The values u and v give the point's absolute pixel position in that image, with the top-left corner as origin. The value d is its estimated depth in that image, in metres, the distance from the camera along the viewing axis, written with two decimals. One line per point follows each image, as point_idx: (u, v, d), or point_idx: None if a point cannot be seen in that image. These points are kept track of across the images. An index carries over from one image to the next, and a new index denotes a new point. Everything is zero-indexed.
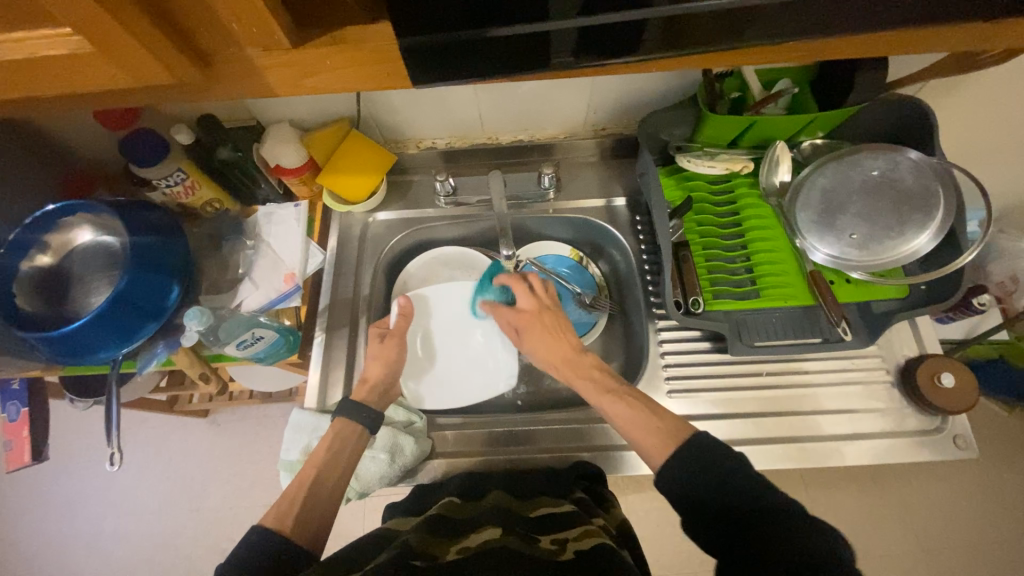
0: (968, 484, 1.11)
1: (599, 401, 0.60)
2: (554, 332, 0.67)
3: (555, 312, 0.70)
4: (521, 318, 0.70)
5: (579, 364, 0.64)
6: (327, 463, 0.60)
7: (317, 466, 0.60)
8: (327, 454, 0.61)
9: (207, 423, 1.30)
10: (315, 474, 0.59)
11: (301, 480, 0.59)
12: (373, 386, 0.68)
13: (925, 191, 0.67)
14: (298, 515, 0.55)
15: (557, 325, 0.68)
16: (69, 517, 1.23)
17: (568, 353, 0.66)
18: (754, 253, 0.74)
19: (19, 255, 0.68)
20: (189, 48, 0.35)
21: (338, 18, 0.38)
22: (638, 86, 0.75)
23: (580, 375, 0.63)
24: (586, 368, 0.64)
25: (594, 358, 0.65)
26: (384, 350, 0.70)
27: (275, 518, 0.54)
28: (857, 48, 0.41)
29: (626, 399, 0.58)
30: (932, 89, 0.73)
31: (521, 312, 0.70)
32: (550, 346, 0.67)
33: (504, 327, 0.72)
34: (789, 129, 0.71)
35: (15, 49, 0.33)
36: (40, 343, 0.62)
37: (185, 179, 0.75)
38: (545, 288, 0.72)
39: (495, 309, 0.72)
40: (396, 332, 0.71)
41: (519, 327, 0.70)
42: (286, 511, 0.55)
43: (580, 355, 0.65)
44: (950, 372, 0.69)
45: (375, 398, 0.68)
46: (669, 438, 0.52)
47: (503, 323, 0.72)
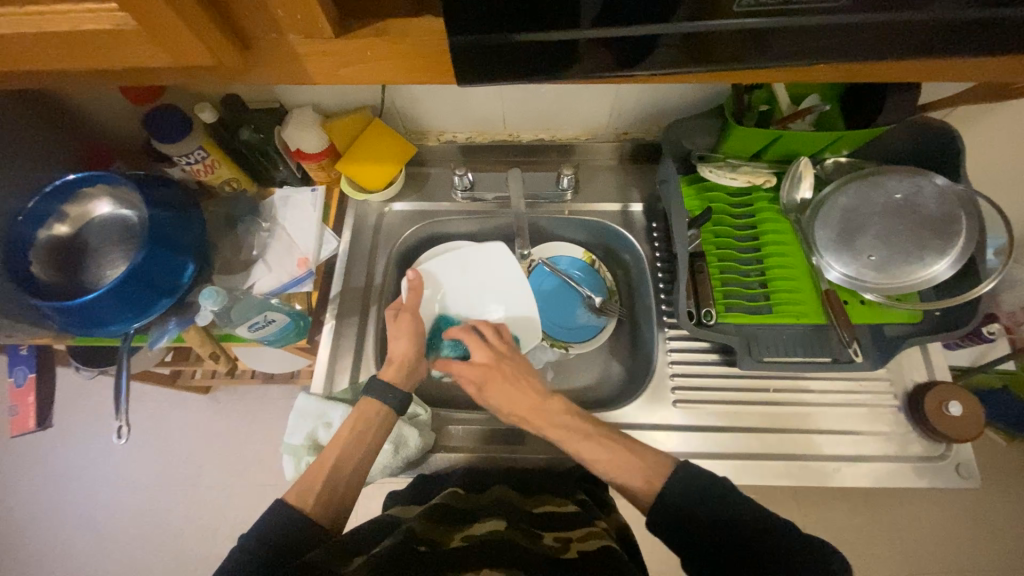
0: (963, 511, 1.11)
1: (576, 446, 0.57)
2: (517, 383, 0.60)
3: (517, 358, 0.63)
4: (479, 371, 0.60)
5: (547, 412, 0.59)
6: (342, 448, 0.60)
7: (338, 450, 0.60)
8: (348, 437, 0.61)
9: (208, 399, 1.31)
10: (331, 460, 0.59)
11: (322, 465, 0.59)
12: (399, 365, 0.66)
13: (946, 217, 0.67)
14: (318, 492, 0.56)
15: (521, 373, 0.61)
16: (67, 483, 1.24)
17: (534, 401, 0.59)
18: (768, 268, 0.74)
19: (37, 223, 0.68)
20: (231, 31, 0.35)
21: (379, 9, 0.38)
22: (664, 93, 0.75)
23: (550, 422, 0.58)
24: (558, 416, 0.58)
25: (563, 401, 0.60)
26: (400, 325, 0.68)
27: (295, 497, 0.55)
28: (887, 72, 0.41)
29: (614, 445, 0.56)
30: (961, 114, 0.73)
31: (476, 365, 0.61)
32: (513, 399, 0.60)
33: (460, 385, 0.62)
34: (814, 145, 0.70)
35: (58, 21, 0.33)
36: (54, 313, 0.63)
37: (205, 157, 0.75)
38: (495, 334, 0.64)
39: (447, 368, 0.60)
40: (408, 307, 0.69)
41: (476, 381, 0.61)
42: (308, 489, 0.56)
43: (546, 402, 0.59)
44: (958, 401, 0.69)
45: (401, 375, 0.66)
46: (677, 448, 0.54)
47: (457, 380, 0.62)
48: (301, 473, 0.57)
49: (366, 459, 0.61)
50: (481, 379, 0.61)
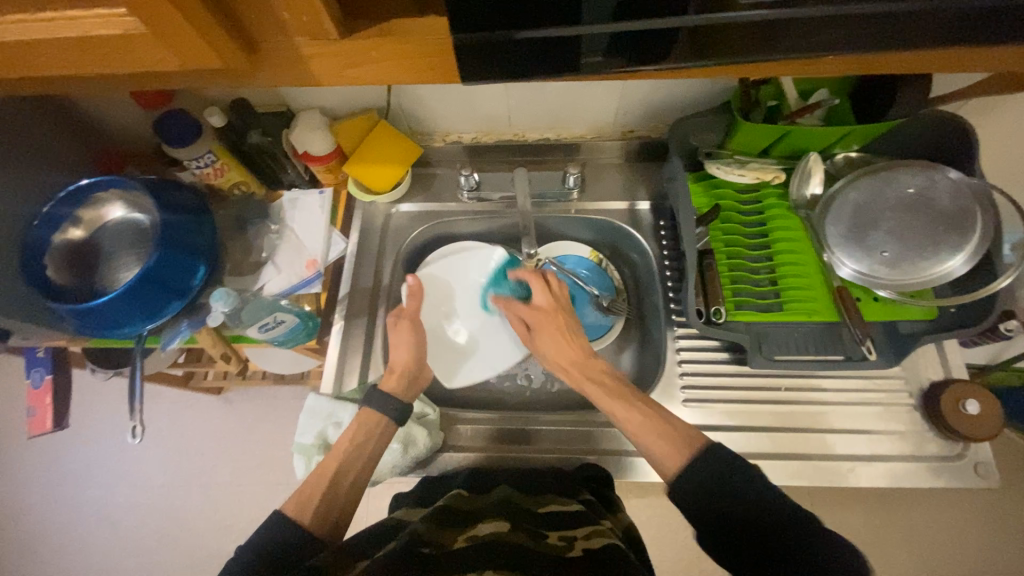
0: (982, 512, 1.09)
1: (609, 406, 0.59)
2: (567, 336, 0.66)
3: (571, 316, 0.69)
4: (535, 313, 0.69)
5: (588, 368, 0.63)
6: (350, 453, 0.61)
7: (341, 455, 0.61)
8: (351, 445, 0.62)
9: (220, 400, 1.33)
10: (337, 466, 0.60)
11: (324, 471, 0.60)
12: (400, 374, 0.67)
13: (961, 211, 0.65)
14: (321, 500, 0.57)
15: (570, 328, 0.67)
16: (84, 483, 1.26)
17: (578, 356, 0.65)
18: (779, 265, 0.73)
19: (53, 227, 0.69)
20: (236, 33, 0.35)
21: (383, 10, 0.38)
22: (670, 89, 0.74)
23: (591, 378, 0.62)
24: (597, 372, 0.63)
25: (603, 364, 0.64)
26: (400, 332, 0.69)
27: (297, 507, 0.56)
28: (898, 63, 0.40)
29: (642, 408, 0.57)
30: (976, 106, 0.71)
31: (539, 309, 0.69)
32: (560, 349, 0.66)
33: (512, 323, 0.71)
34: (824, 140, 0.69)
35: (70, 27, 0.34)
36: (69, 315, 0.64)
37: (214, 161, 0.76)
38: (560, 288, 0.71)
39: (506, 305, 0.71)
40: (408, 312, 0.70)
41: (532, 324, 0.69)
42: (306, 501, 0.56)
43: (590, 359, 0.64)
44: (976, 399, 0.67)
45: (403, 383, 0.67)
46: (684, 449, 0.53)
47: (513, 317, 0.71)
48: (302, 483, 0.58)
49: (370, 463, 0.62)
50: (535, 321, 0.69)
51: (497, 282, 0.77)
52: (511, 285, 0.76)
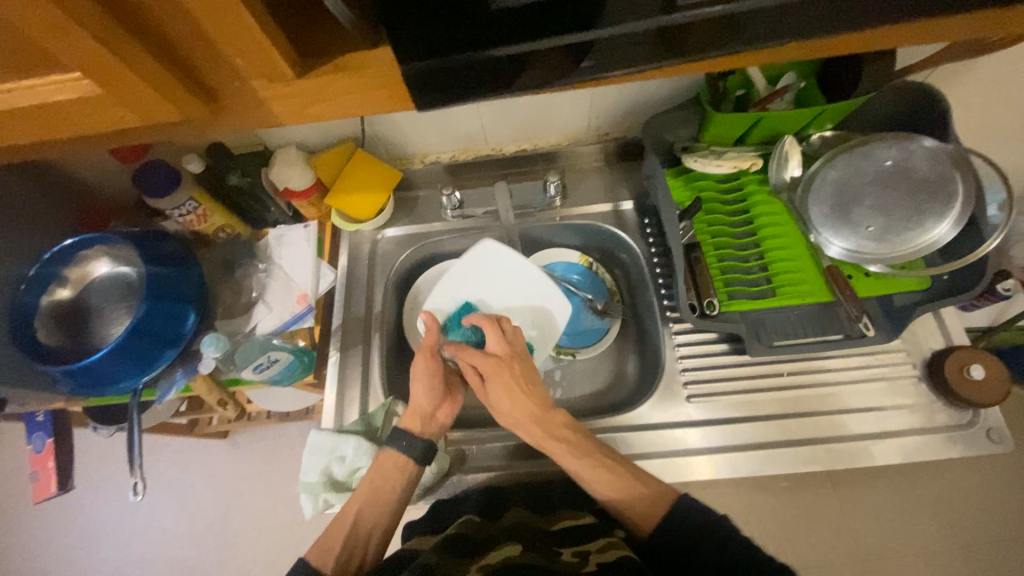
0: (1003, 474, 1.07)
1: (573, 464, 0.59)
2: (521, 385, 0.62)
3: (523, 360, 0.64)
4: (489, 363, 0.62)
5: (548, 423, 0.62)
6: (362, 501, 0.61)
7: (359, 500, 0.61)
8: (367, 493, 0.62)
9: (227, 444, 1.31)
10: (353, 514, 0.61)
11: (344, 515, 0.61)
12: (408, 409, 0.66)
13: (941, 178, 0.65)
14: (341, 548, 0.58)
15: (526, 377, 0.63)
16: (97, 543, 1.24)
17: (534, 410, 0.62)
18: (767, 251, 0.73)
19: (40, 290, 0.69)
20: (194, 85, 0.36)
21: (338, 44, 0.39)
22: (640, 89, 0.75)
23: (551, 433, 0.61)
24: (559, 427, 0.62)
25: (564, 415, 0.63)
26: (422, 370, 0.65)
27: (317, 555, 0.58)
28: (866, 41, 0.40)
29: (608, 463, 0.59)
30: (941, 74, 0.72)
31: (490, 357, 0.62)
32: (516, 401, 0.62)
33: (465, 371, 0.64)
34: (796, 123, 0.70)
35: (27, 96, 0.34)
36: (62, 377, 0.63)
37: (196, 207, 0.76)
38: (514, 333, 0.65)
39: (459, 353, 0.62)
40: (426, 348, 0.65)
41: (484, 372, 0.63)
42: (327, 550, 0.58)
43: (547, 412, 0.62)
44: (979, 364, 0.67)
45: (418, 422, 0.65)
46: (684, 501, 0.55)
47: (465, 365, 0.63)
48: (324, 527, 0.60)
49: (383, 508, 0.61)
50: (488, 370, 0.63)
51: (452, 328, 0.72)
52: (466, 331, 0.71)
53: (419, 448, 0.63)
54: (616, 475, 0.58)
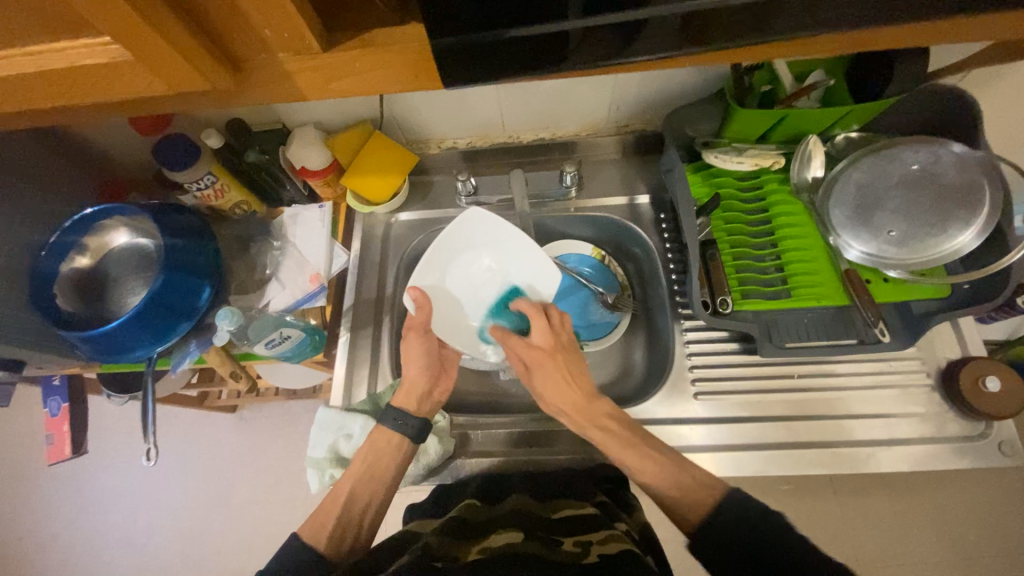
0: (1010, 491, 1.06)
1: (620, 454, 0.59)
2: (568, 375, 0.63)
3: (568, 352, 0.65)
4: (535, 353, 0.64)
5: (592, 411, 0.62)
6: (360, 477, 0.62)
7: (353, 479, 0.62)
8: (361, 466, 0.62)
9: (235, 418, 1.34)
10: (350, 488, 0.61)
11: (338, 493, 0.61)
12: (411, 388, 0.66)
13: (968, 185, 0.64)
14: (336, 525, 0.57)
15: (571, 367, 0.63)
16: (107, 507, 1.28)
17: (577, 400, 0.62)
18: (784, 251, 0.72)
19: (60, 256, 0.70)
20: (220, 54, 0.36)
21: (363, 20, 0.38)
22: (663, 80, 0.73)
23: (595, 423, 0.61)
24: (603, 416, 0.62)
25: (608, 404, 0.63)
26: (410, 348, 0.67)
27: (311, 531, 0.56)
28: (903, 35, 0.39)
29: (654, 455, 0.58)
30: (975, 77, 0.70)
31: (534, 348, 0.64)
32: (561, 391, 0.63)
33: (512, 360, 0.67)
34: (822, 122, 0.68)
35: (58, 59, 0.34)
36: (80, 342, 0.65)
37: (215, 182, 0.77)
38: (561, 324, 0.67)
39: (504, 340, 0.66)
40: (418, 326, 0.67)
41: (530, 361, 0.65)
42: (320, 527, 0.57)
43: (592, 402, 0.62)
44: (996, 376, 0.65)
45: (413, 401, 0.66)
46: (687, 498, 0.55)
47: (512, 355, 0.66)
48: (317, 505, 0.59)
49: (385, 487, 0.62)
50: (533, 360, 0.65)
51: (497, 314, 0.75)
52: (514, 317, 0.74)
53: (420, 426, 0.63)
54: (620, 469, 0.58)
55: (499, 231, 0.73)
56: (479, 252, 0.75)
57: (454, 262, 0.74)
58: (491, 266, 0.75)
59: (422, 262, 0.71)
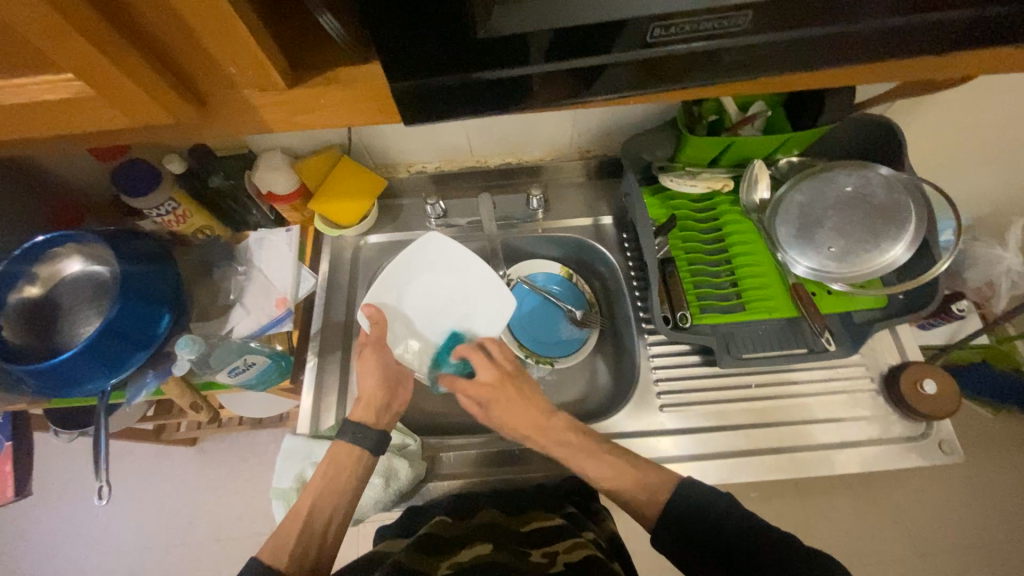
0: (957, 486, 1.13)
1: (583, 464, 0.61)
2: (522, 398, 0.65)
3: (521, 378, 0.67)
4: (484, 390, 0.65)
5: (551, 429, 0.63)
6: (322, 492, 0.60)
7: (314, 495, 0.60)
8: (321, 481, 0.61)
9: (195, 451, 1.28)
10: (311, 504, 0.59)
11: (298, 513, 0.59)
12: (367, 403, 0.66)
13: (896, 204, 0.70)
14: (297, 541, 0.56)
15: (523, 393, 0.65)
16: (49, 555, 1.19)
17: (537, 418, 0.63)
18: (737, 268, 0.76)
19: (7, 286, 0.67)
20: (185, 89, 0.36)
21: (329, 57, 0.40)
22: (621, 109, 0.78)
23: (555, 439, 0.62)
24: (562, 431, 0.63)
25: (566, 419, 0.64)
26: (365, 363, 0.69)
27: (272, 555, 0.55)
28: (818, 79, 0.44)
29: (612, 462, 0.60)
30: (899, 108, 0.77)
31: (483, 384, 0.65)
32: (518, 416, 0.64)
33: (463, 401, 0.66)
34: (766, 148, 0.73)
35: (15, 93, 0.34)
36: (26, 376, 0.62)
37: (176, 208, 0.76)
38: (502, 353, 0.69)
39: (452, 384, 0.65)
40: (371, 341, 0.70)
41: (483, 401, 0.66)
42: (281, 548, 0.56)
43: (550, 419, 0.63)
44: (932, 379, 0.71)
45: (372, 414, 0.66)
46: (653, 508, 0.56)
47: (461, 395, 0.66)
48: (276, 526, 0.57)
49: (350, 502, 0.61)
50: (485, 397, 0.65)
51: (441, 361, 0.75)
52: (454, 364, 0.74)
53: (375, 440, 0.63)
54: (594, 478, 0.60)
55: (458, 258, 0.76)
56: (437, 277, 0.76)
57: (410, 283, 0.76)
58: (449, 293, 0.76)
59: (382, 280, 0.74)
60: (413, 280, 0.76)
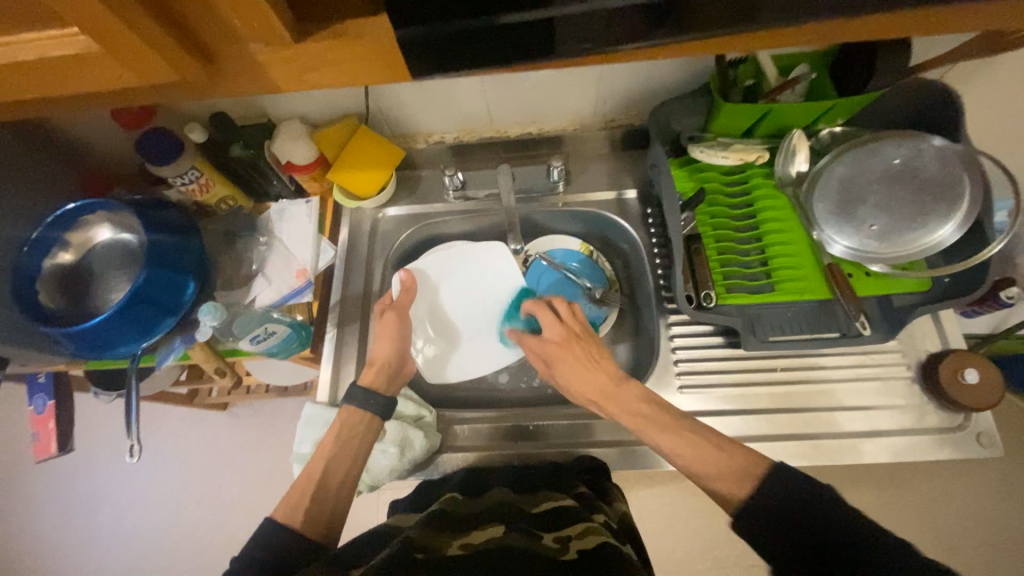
0: (994, 482, 1.08)
1: (655, 437, 0.58)
2: (587, 363, 0.63)
3: (589, 340, 0.65)
4: (549, 347, 0.66)
5: (621, 396, 0.61)
6: (337, 456, 0.61)
7: (329, 459, 0.61)
8: (333, 445, 0.62)
9: (226, 416, 1.33)
10: (323, 468, 0.60)
11: (311, 475, 0.59)
12: (380, 367, 0.68)
13: (948, 179, 0.64)
14: (311, 504, 0.56)
15: (591, 356, 0.64)
16: (96, 506, 1.27)
17: (607, 385, 0.62)
18: (768, 246, 0.72)
19: (42, 252, 0.69)
20: (192, 45, 0.36)
21: (336, 10, 0.38)
22: (650, 74, 0.73)
23: (626, 408, 0.60)
24: (633, 402, 0.60)
25: (639, 387, 0.62)
26: (385, 327, 0.70)
27: (289, 511, 0.56)
28: (873, 29, 0.40)
29: (692, 437, 0.56)
30: (958, 72, 0.70)
31: (549, 343, 0.65)
32: (586, 378, 0.63)
33: (529, 356, 0.69)
34: (806, 117, 0.68)
35: (26, 50, 0.34)
36: (63, 338, 0.64)
37: (200, 176, 0.76)
38: (571, 314, 0.67)
39: (520, 338, 0.70)
40: (395, 307, 0.71)
41: (548, 359, 0.66)
42: (296, 507, 0.56)
43: (620, 386, 0.62)
44: (974, 368, 0.66)
45: (386, 379, 0.68)
46: (737, 476, 0.52)
47: (531, 353, 0.68)
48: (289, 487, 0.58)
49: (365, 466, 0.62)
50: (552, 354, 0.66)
51: (510, 316, 0.77)
52: (523, 319, 0.76)
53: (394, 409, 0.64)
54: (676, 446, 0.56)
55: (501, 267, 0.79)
56: (475, 282, 0.79)
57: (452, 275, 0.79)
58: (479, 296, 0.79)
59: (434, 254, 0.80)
60: (454, 272, 0.80)
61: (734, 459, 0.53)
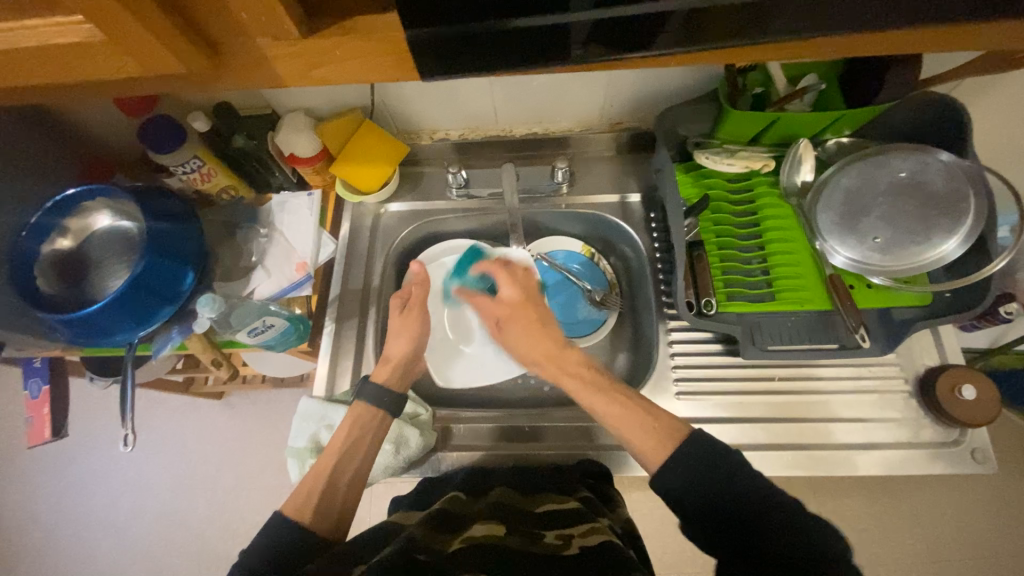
0: (983, 495, 1.08)
1: (588, 399, 0.56)
2: (535, 328, 0.62)
3: (539, 304, 0.65)
4: (502, 309, 0.66)
5: (563, 360, 0.59)
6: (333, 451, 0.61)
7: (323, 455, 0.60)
8: (343, 443, 0.61)
9: (221, 405, 1.33)
10: (331, 465, 0.59)
11: (317, 473, 0.58)
12: (394, 365, 0.68)
13: (954, 194, 0.64)
14: (318, 502, 0.55)
15: (541, 321, 0.63)
16: (89, 489, 1.27)
17: (549, 348, 0.60)
18: (770, 255, 0.72)
19: (41, 237, 0.69)
20: (197, 37, 0.35)
21: (346, 7, 0.38)
22: (657, 78, 0.73)
23: (566, 369, 0.59)
24: (574, 365, 0.59)
25: (581, 354, 0.60)
26: (405, 323, 0.70)
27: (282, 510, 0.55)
28: (883, 45, 0.39)
29: (620, 398, 0.55)
30: (967, 87, 0.70)
31: (504, 304, 0.65)
32: (532, 341, 0.62)
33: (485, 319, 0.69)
34: (814, 126, 0.68)
35: (30, 36, 0.34)
36: (59, 325, 0.63)
37: (201, 166, 0.75)
38: (525, 277, 0.67)
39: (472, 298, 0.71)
40: (415, 301, 0.71)
41: (501, 319, 0.66)
42: (303, 501, 0.55)
43: (563, 350, 0.60)
44: (971, 385, 0.67)
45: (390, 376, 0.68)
46: (664, 436, 0.51)
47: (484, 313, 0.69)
48: (298, 484, 0.57)
49: (366, 461, 0.61)
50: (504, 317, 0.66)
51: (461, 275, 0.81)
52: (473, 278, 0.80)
53: (392, 403, 0.64)
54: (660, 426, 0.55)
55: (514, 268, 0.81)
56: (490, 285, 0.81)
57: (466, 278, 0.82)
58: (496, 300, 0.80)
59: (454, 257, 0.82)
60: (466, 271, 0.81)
61: (660, 420, 0.52)
